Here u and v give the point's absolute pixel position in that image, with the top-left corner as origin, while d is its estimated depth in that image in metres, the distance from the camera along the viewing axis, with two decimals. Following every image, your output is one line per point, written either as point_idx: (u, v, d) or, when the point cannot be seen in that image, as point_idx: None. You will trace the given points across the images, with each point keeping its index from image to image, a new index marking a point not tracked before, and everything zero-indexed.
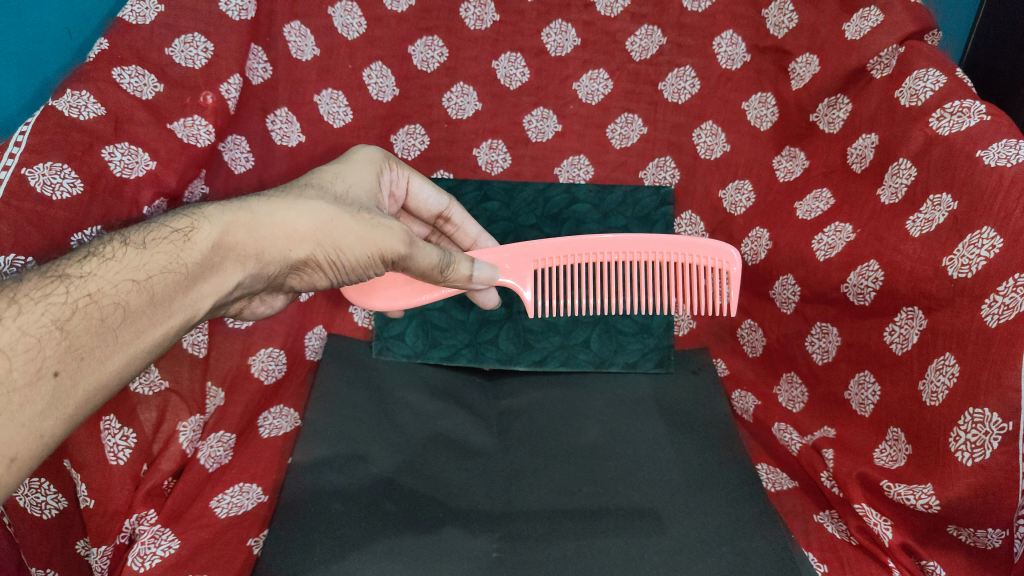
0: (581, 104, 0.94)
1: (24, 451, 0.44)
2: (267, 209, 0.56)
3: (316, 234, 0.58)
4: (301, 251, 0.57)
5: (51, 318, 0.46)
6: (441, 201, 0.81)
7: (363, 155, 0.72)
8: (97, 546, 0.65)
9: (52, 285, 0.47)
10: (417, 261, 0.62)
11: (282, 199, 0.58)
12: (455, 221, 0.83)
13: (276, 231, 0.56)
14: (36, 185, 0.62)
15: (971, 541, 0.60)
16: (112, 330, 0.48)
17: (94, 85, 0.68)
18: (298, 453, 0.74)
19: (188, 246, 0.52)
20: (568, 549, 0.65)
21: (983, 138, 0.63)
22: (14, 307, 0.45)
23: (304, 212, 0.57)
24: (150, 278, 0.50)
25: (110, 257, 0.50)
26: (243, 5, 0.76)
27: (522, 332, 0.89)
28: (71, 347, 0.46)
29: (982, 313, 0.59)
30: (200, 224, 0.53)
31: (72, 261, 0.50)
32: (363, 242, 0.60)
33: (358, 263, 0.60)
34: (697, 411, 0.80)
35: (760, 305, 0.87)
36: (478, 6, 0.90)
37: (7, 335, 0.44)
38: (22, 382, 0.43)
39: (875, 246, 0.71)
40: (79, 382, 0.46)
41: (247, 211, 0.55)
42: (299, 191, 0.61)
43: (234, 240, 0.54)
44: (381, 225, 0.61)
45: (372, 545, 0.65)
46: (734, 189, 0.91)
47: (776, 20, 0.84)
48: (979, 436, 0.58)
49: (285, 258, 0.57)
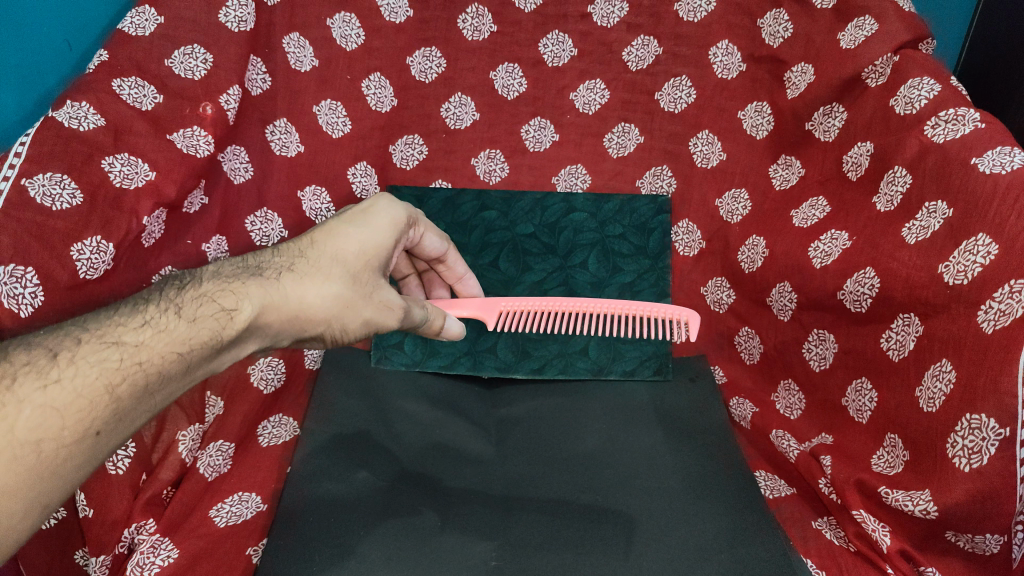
0: (578, 114, 0.94)
1: (55, 499, 0.44)
2: (299, 289, 0.54)
3: (333, 317, 0.56)
4: (315, 331, 0.56)
5: (103, 383, 0.45)
6: (443, 247, 0.74)
7: (386, 215, 0.62)
8: (96, 555, 0.66)
9: (107, 350, 0.47)
10: (411, 318, 0.62)
11: (313, 275, 0.55)
12: (448, 262, 0.77)
13: (302, 315, 0.54)
14: (36, 195, 0.63)
15: (969, 546, 0.61)
16: (152, 394, 0.48)
17: (95, 97, 0.69)
18: (297, 463, 0.74)
19: (229, 327, 0.50)
20: (568, 558, 0.66)
21: (978, 146, 0.64)
22: (70, 369, 0.45)
23: (328, 293, 0.55)
24: (192, 353, 0.49)
25: (160, 324, 0.49)
26: (242, 17, 0.77)
27: (521, 339, 0.89)
28: (116, 409, 0.46)
29: (977, 320, 0.60)
30: (240, 303, 0.51)
31: (123, 321, 0.49)
32: (371, 324, 0.58)
33: (359, 340, 0.59)
34: (697, 419, 0.80)
35: (758, 312, 0.87)
36: (475, 16, 0.91)
37: (63, 396, 0.44)
38: (70, 439, 0.44)
39: (871, 253, 0.72)
40: (116, 438, 0.47)
41: (280, 292, 0.53)
42: (325, 263, 0.56)
43: (265, 322, 0.53)
44: (392, 305, 0.59)
45: (369, 556, 0.65)
46: (730, 197, 0.92)
47: (771, 30, 0.86)
48: (977, 442, 0.58)
49: (300, 334, 0.56)
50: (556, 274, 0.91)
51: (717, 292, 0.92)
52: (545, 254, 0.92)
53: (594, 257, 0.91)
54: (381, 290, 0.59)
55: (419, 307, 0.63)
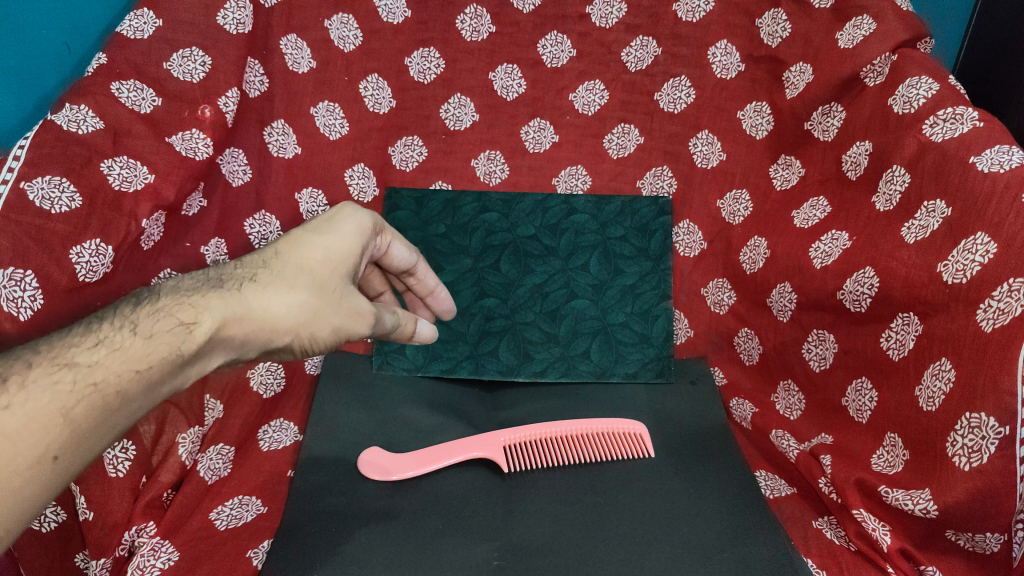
0: (578, 115, 0.94)
1: (16, 523, 0.43)
2: (262, 299, 0.54)
3: (296, 326, 0.56)
4: (279, 340, 0.56)
5: (58, 406, 0.45)
6: (412, 258, 0.74)
7: (350, 221, 0.63)
8: (96, 558, 0.64)
9: (60, 372, 0.46)
10: (379, 325, 0.63)
11: (276, 286, 0.55)
12: (418, 274, 0.77)
13: (267, 325, 0.54)
14: (35, 198, 0.62)
15: (969, 545, 0.61)
16: (112, 413, 0.48)
17: (93, 100, 0.69)
18: (297, 479, 0.73)
19: (190, 340, 0.51)
20: (569, 557, 0.65)
21: (977, 145, 0.64)
22: (22, 392, 0.44)
23: (293, 303, 0.55)
24: (152, 368, 0.49)
25: (117, 342, 0.49)
26: (241, 19, 0.77)
27: (522, 342, 0.90)
28: (75, 430, 0.45)
29: (977, 318, 0.59)
30: (201, 315, 0.51)
31: (78, 344, 0.48)
32: (339, 330, 0.59)
33: (326, 347, 0.59)
34: (697, 421, 0.81)
35: (758, 313, 0.87)
36: (474, 17, 0.91)
37: (16, 420, 0.43)
38: (26, 464, 0.43)
39: (870, 253, 0.72)
40: (79, 459, 0.46)
41: (244, 303, 0.54)
42: (290, 272, 0.57)
43: (227, 334, 0.53)
44: (359, 311, 0.60)
45: (370, 561, 0.64)
46: (731, 198, 0.92)
47: (770, 30, 0.86)
48: (976, 441, 0.58)
49: (264, 345, 0.56)
50: (557, 277, 0.91)
51: (717, 293, 0.92)
52: (545, 256, 0.92)
53: (595, 259, 0.92)
54: (349, 297, 0.59)
55: (387, 313, 0.64)
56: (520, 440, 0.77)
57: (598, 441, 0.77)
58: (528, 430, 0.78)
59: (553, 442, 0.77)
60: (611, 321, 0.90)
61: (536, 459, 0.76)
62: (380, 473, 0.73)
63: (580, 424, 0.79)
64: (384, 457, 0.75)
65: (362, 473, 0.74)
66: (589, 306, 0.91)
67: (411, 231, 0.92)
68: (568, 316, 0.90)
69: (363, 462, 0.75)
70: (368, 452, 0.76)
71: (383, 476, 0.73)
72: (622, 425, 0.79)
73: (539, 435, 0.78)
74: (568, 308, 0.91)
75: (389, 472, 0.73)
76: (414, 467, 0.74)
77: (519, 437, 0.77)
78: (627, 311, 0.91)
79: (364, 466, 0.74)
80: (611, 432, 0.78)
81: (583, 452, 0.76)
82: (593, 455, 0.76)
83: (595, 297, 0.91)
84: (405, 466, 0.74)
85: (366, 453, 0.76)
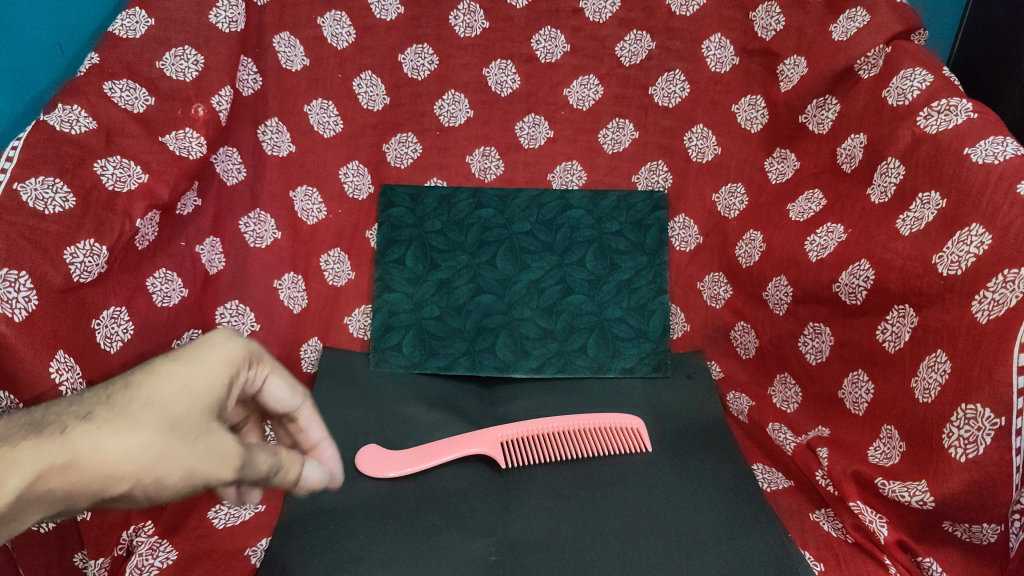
0: (572, 110, 0.94)
1: None
2: (94, 442, 0.39)
3: (137, 473, 0.40)
4: (116, 493, 0.40)
5: None
6: (295, 400, 0.57)
7: (218, 351, 0.49)
8: (96, 558, 0.62)
9: None
10: (253, 469, 0.46)
11: (117, 424, 0.40)
12: (301, 422, 0.58)
13: (101, 477, 0.39)
14: (28, 199, 0.60)
15: (966, 537, 0.60)
16: None
17: (86, 100, 0.68)
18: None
19: None
20: (566, 552, 0.65)
21: (972, 135, 0.64)
22: None
23: (137, 444, 0.40)
24: None
25: None
26: (233, 17, 0.77)
27: (519, 338, 0.90)
28: None
29: (972, 309, 0.59)
30: None
31: None
32: (196, 477, 0.42)
33: (177, 498, 0.42)
34: (693, 415, 0.82)
35: (754, 306, 0.87)
36: (467, 13, 0.90)
37: None
38: None
39: (866, 245, 0.71)
40: None
41: (63, 450, 0.38)
42: (132, 408, 0.42)
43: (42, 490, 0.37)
44: (226, 449, 0.44)
45: (368, 558, 0.65)
46: (727, 192, 0.92)
47: (764, 23, 0.86)
48: (972, 432, 0.58)
49: (86, 497, 0.39)
50: (553, 272, 0.92)
51: (714, 287, 0.93)
52: (541, 252, 0.93)
53: (591, 254, 0.93)
54: (213, 433, 0.44)
55: (263, 452, 0.47)
56: (517, 436, 0.77)
57: (593, 438, 0.77)
58: (525, 426, 0.78)
59: (550, 438, 0.77)
60: (607, 316, 0.91)
61: (533, 455, 0.76)
62: (377, 470, 0.74)
63: (576, 419, 0.79)
64: (381, 454, 0.75)
65: (359, 470, 0.74)
66: (585, 301, 0.91)
67: (408, 228, 0.93)
68: (565, 312, 0.91)
69: (359, 459, 0.75)
70: (365, 449, 0.76)
71: (379, 473, 0.73)
72: (620, 420, 0.78)
73: (536, 432, 0.78)
74: (564, 303, 0.91)
75: (385, 469, 0.74)
76: (410, 464, 0.74)
77: (516, 434, 0.77)
78: (623, 306, 0.91)
79: (361, 464, 0.74)
80: (607, 428, 0.78)
81: (579, 448, 0.76)
82: (589, 450, 0.76)
83: (591, 293, 0.92)
84: (401, 463, 0.74)
85: (363, 450, 0.76)
